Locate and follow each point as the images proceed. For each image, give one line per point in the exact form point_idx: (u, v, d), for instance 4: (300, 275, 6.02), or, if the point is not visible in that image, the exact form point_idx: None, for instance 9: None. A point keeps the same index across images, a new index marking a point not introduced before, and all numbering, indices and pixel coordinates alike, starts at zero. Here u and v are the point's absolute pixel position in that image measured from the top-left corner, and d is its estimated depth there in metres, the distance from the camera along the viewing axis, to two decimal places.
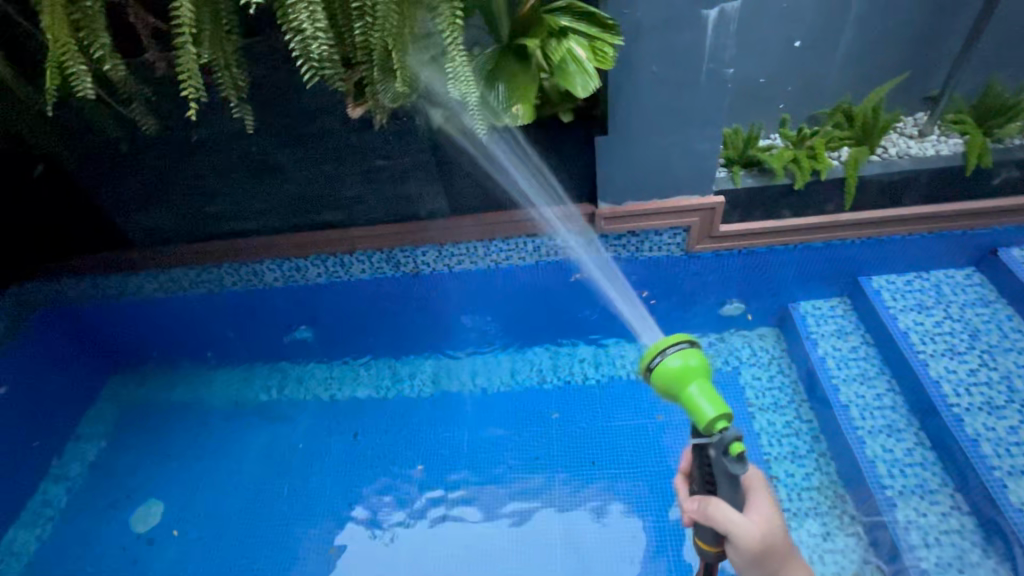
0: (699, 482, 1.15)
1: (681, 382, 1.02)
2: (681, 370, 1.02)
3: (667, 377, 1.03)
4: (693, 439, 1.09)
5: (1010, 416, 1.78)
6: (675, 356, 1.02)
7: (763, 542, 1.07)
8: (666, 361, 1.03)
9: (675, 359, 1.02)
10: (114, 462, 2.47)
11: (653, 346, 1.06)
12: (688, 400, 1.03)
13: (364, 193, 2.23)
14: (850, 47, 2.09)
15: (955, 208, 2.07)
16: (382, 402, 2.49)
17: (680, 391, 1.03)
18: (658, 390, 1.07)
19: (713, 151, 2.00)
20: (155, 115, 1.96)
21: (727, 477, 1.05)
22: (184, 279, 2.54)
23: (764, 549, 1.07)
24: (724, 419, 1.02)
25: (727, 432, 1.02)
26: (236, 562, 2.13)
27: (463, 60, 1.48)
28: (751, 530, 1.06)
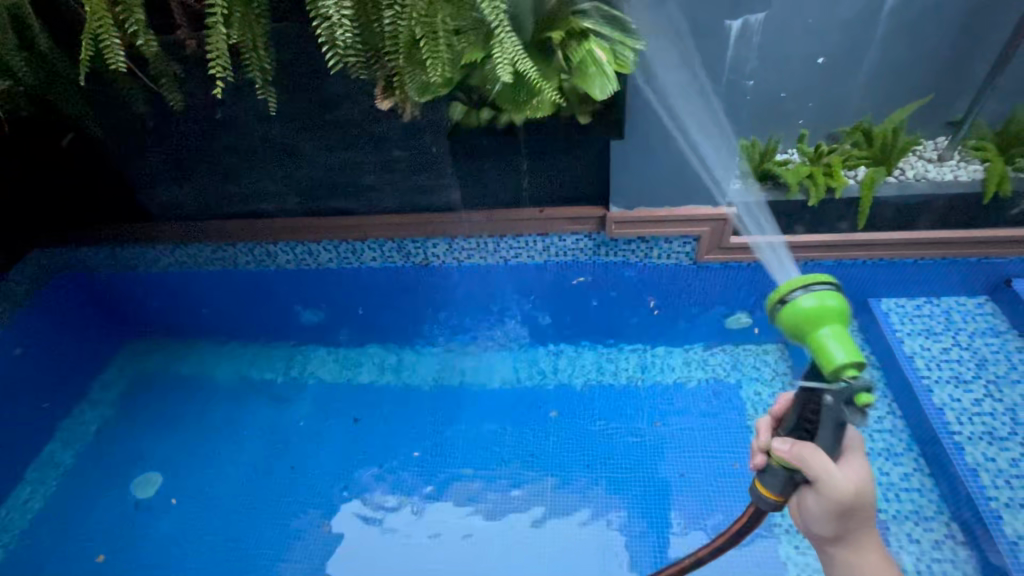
0: (790, 426, 0.97)
1: (815, 325, 0.84)
2: (818, 312, 0.83)
3: (801, 317, 0.84)
4: (808, 382, 0.91)
5: (1012, 448, 1.75)
6: (814, 298, 0.83)
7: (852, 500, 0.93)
8: (804, 301, 0.83)
9: (812, 299, 0.83)
10: (120, 427, 2.53)
11: (793, 281, 0.86)
12: (817, 345, 0.84)
13: (379, 182, 2.26)
14: (874, 67, 2.08)
15: (970, 235, 2.05)
16: (383, 390, 2.52)
17: (810, 333, 0.85)
18: (784, 328, 0.88)
19: (728, 161, 2.01)
20: (182, 93, 2.01)
21: (839, 429, 0.88)
22: (199, 255, 2.60)
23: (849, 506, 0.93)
24: (857, 367, 0.83)
25: (856, 381, 0.84)
26: (230, 535, 2.17)
27: (512, 44, 1.39)
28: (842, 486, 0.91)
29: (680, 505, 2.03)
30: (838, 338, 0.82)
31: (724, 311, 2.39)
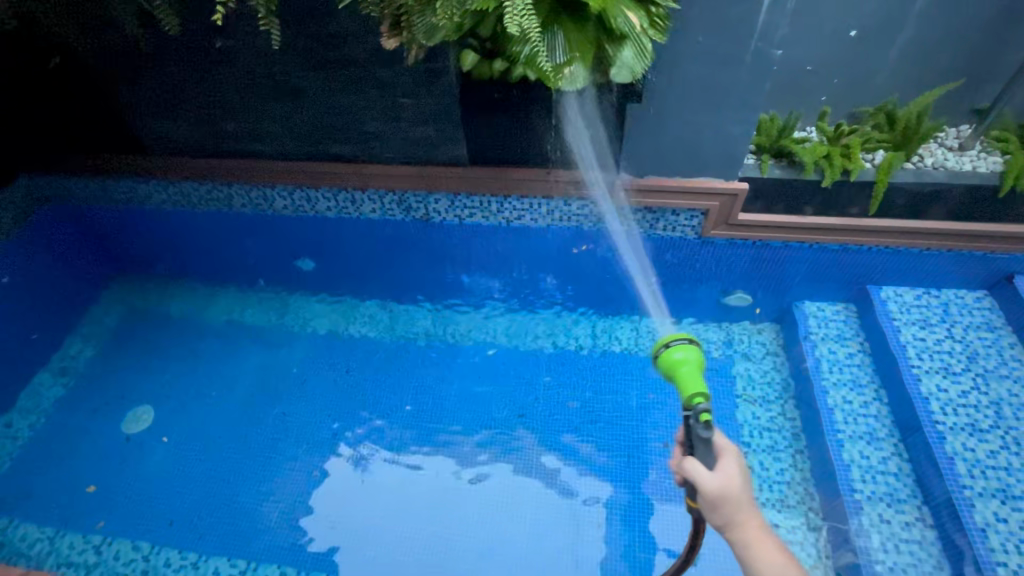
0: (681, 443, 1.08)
1: (677, 371, 1.05)
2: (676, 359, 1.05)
3: (667, 363, 1.06)
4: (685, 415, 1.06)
5: (992, 439, 1.79)
6: (681, 348, 1.05)
7: (723, 500, 0.99)
8: (672, 349, 1.06)
9: (677, 351, 1.05)
10: (111, 362, 2.53)
11: (667, 336, 1.09)
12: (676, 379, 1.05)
13: (382, 130, 2.17)
14: (908, 44, 1.99)
15: (979, 228, 2.03)
16: (376, 342, 2.52)
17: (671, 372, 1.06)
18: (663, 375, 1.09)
19: (744, 135, 1.91)
20: (178, 18, 1.90)
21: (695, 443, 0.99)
22: (193, 193, 2.53)
23: (723, 503, 0.99)
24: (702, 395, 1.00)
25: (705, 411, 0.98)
26: (220, 474, 2.21)
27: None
28: (710, 487, 0.98)
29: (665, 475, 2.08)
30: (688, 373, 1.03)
31: (722, 288, 2.38)
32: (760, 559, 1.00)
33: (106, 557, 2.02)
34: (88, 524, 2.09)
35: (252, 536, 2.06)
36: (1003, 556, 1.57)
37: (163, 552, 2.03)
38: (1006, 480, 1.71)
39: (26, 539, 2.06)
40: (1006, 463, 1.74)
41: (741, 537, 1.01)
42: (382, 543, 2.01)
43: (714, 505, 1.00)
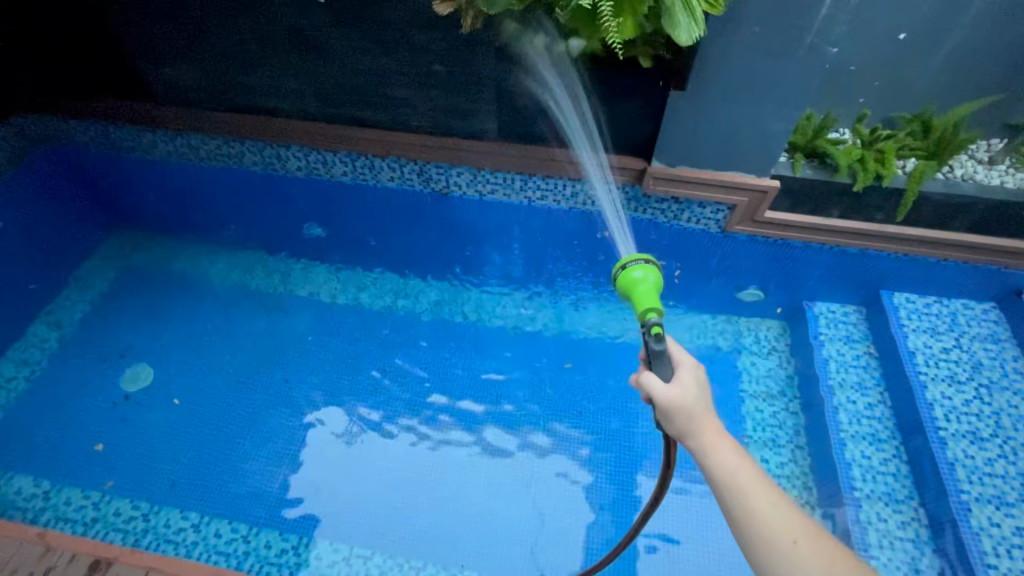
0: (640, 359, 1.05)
1: (634, 289, 1.07)
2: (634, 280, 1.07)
3: (624, 281, 1.09)
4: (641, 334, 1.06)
5: (991, 448, 1.86)
6: (639, 267, 1.08)
7: (672, 408, 0.95)
8: (629, 269, 1.09)
9: (638, 271, 1.07)
10: (108, 317, 2.45)
11: (626, 258, 1.11)
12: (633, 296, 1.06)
13: (410, 96, 2.09)
14: (954, 52, 1.98)
15: (998, 243, 2.07)
16: (386, 314, 2.48)
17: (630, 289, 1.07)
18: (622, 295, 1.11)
19: (783, 132, 1.89)
20: None
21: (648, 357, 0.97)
22: (201, 147, 2.42)
23: (674, 410, 0.95)
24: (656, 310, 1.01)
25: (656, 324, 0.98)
26: (225, 437, 2.18)
27: None
28: (663, 397, 0.94)
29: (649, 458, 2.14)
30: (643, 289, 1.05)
31: (736, 284, 2.39)
32: (718, 463, 0.93)
33: (105, 514, 1.98)
34: (97, 483, 2.05)
35: (253, 501, 2.04)
36: (995, 558, 1.65)
37: (165, 512, 2.00)
38: (1002, 488, 1.78)
39: (21, 493, 2.00)
40: (1003, 471, 1.82)
41: (697, 444, 0.95)
42: (383, 513, 2.02)
43: (665, 415, 0.96)
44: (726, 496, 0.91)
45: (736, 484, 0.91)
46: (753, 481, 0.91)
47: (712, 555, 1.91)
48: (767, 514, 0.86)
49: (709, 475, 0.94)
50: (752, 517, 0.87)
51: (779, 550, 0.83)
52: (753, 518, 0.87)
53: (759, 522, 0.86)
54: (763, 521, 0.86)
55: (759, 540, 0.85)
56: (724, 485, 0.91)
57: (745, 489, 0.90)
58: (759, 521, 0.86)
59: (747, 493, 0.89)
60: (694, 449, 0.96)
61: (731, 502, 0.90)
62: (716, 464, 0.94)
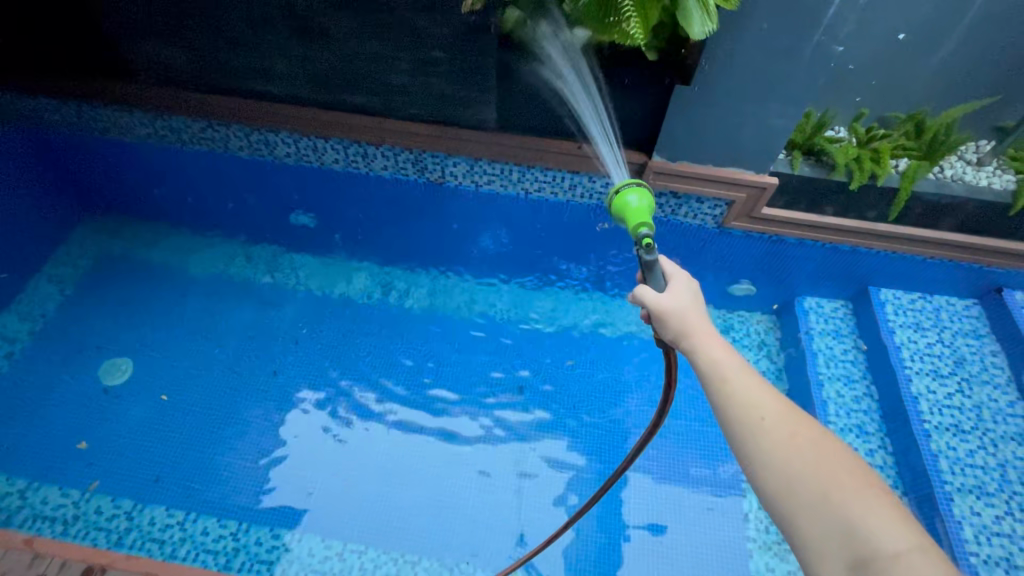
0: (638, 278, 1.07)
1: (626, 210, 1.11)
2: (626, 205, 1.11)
3: (619, 205, 1.12)
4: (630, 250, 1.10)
5: (972, 440, 1.94)
6: (632, 192, 1.11)
7: (663, 310, 0.97)
8: (622, 194, 1.12)
9: (632, 196, 1.11)
10: (84, 307, 2.34)
11: (619, 184, 1.15)
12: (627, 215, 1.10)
13: (409, 83, 2.02)
14: (950, 54, 2.02)
15: (984, 243, 2.13)
16: (379, 306, 2.43)
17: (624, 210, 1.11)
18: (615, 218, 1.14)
19: (785, 129, 1.90)
20: None
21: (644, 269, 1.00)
22: (184, 130, 2.30)
23: (664, 312, 0.96)
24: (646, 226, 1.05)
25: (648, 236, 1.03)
26: (212, 431, 2.11)
27: None
28: (656, 304, 0.97)
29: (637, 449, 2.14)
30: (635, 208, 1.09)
31: (730, 278, 2.41)
32: (707, 358, 0.93)
33: (86, 512, 1.90)
34: (81, 482, 1.96)
35: (241, 497, 1.98)
36: (975, 546, 1.72)
37: (148, 510, 1.92)
38: (982, 478, 1.86)
39: None
40: (983, 462, 1.89)
41: (687, 343, 0.96)
42: (377, 506, 1.99)
43: (656, 317, 0.97)
44: (714, 390, 0.90)
45: (720, 374, 0.91)
46: (740, 375, 0.90)
47: (699, 543, 1.95)
48: (750, 404, 0.86)
49: (698, 372, 0.94)
50: (735, 407, 0.86)
51: (763, 437, 0.82)
52: (736, 407, 0.86)
53: (740, 412, 0.85)
54: (744, 409, 0.85)
55: (743, 431, 0.84)
56: (710, 378, 0.91)
57: (729, 378, 0.90)
58: (742, 410, 0.85)
59: (732, 382, 0.89)
60: (684, 350, 0.96)
61: (716, 394, 0.90)
62: (705, 359, 0.93)
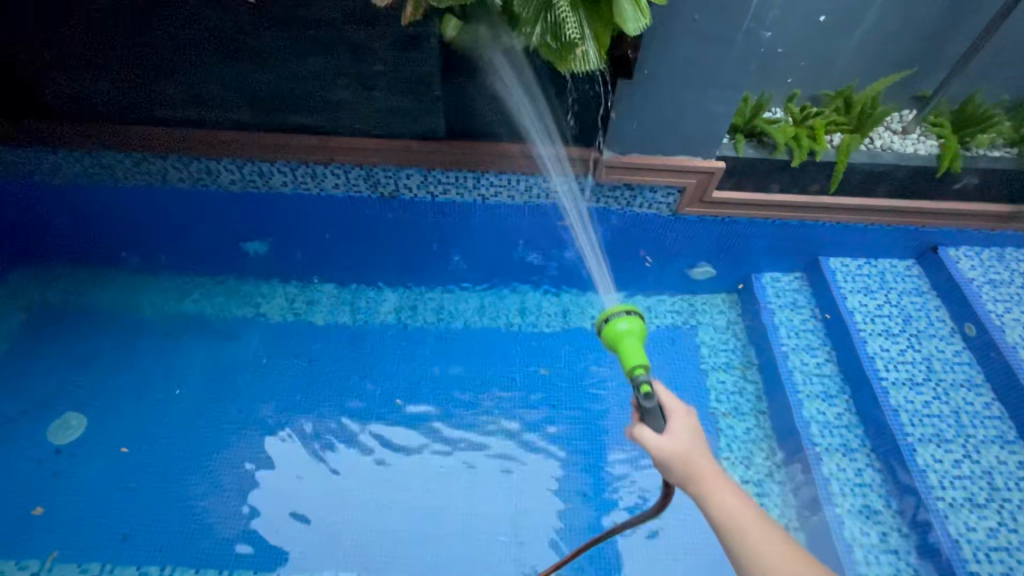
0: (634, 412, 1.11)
1: (620, 339, 1.10)
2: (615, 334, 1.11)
3: (610, 334, 1.11)
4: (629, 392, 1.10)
5: (926, 391, 2.05)
6: (622, 319, 1.11)
7: (668, 457, 1.03)
8: (612, 321, 1.11)
9: (624, 323, 1.10)
10: (21, 366, 2.18)
11: (608, 310, 1.14)
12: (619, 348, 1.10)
13: (353, 100, 1.99)
14: (867, 32, 2.16)
15: (917, 205, 2.27)
16: (344, 328, 2.37)
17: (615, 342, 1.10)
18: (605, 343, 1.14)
19: (726, 115, 1.97)
20: None
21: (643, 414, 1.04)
22: (118, 167, 2.19)
23: (671, 459, 1.03)
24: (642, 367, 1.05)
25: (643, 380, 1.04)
26: (179, 478, 2.00)
27: None
28: (659, 449, 1.03)
29: (617, 440, 2.17)
30: (630, 344, 1.09)
31: (690, 262, 2.45)
32: (720, 505, 1.01)
33: None
34: (40, 551, 1.82)
35: (217, 542, 1.89)
36: (941, 492, 1.84)
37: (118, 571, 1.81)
38: (940, 426, 1.97)
39: None
40: (939, 411, 2.01)
41: (693, 486, 1.03)
42: (365, 532, 1.94)
43: (664, 465, 1.04)
44: (731, 540, 1.00)
45: (734, 519, 1.00)
46: (751, 521, 1.00)
47: (693, 528, 1.99)
48: (765, 550, 0.96)
49: (710, 519, 1.02)
50: (750, 554, 0.97)
51: None
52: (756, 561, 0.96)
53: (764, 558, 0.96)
54: (762, 557, 0.95)
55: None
56: (725, 527, 1.00)
57: (742, 525, 1.00)
58: (763, 557, 0.96)
59: (742, 526, 1.00)
60: (693, 492, 1.04)
61: (732, 539, 1.00)
62: (713, 504, 1.02)
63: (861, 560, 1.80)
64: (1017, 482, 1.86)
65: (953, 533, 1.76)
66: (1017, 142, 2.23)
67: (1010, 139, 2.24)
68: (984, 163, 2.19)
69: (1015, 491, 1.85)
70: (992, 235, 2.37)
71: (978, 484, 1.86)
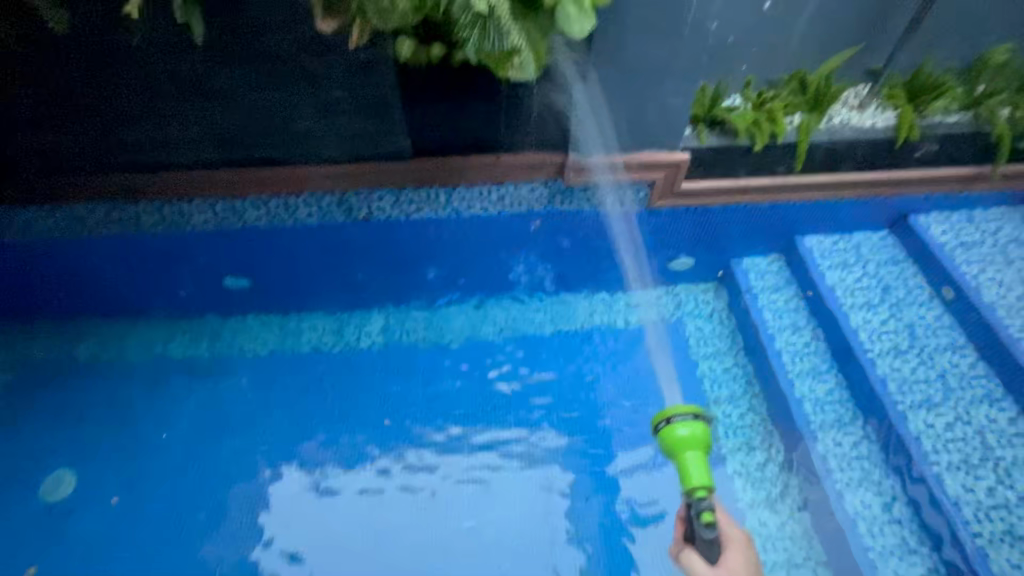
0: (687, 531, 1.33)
1: (680, 447, 1.28)
2: (679, 442, 1.28)
3: (672, 440, 1.29)
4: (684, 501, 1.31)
5: (911, 358, 2.07)
6: (683, 426, 1.28)
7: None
8: (674, 425, 1.30)
9: (684, 430, 1.28)
10: (9, 427, 2.16)
11: (671, 414, 1.32)
12: (682, 464, 1.28)
13: (317, 128, 2.01)
14: (813, 14, 2.21)
15: (882, 177, 2.31)
16: (331, 355, 2.36)
17: (679, 454, 1.28)
18: (665, 447, 1.33)
19: (685, 105, 2.01)
20: (68, 13, 1.64)
21: (699, 540, 1.24)
22: (91, 218, 2.19)
23: None
24: (705, 490, 1.25)
25: (703, 503, 1.25)
26: (176, 525, 1.98)
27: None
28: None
29: (615, 439, 2.17)
30: (695, 462, 1.26)
31: (669, 255, 2.46)
32: None
33: None
34: None
35: None
36: (936, 456, 1.85)
37: None
38: (928, 391, 1.99)
39: None
40: (926, 376, 2.03)
41: None
42: (371, 558, 1.92)
43: None
44: None
45: None
46: None
47: None
48: None
49: None
50: None
51: None
52: None
53: None
54: None
55: None
56: None
57: None
58: None
59: None
60: None
61: None
62: None
63: (865, 533, 1.80)
64: (1009, 440, 1.88)
65: (953, 496, 1.77)
66: (972, 105, 2.28)
67: (964, 103, 2.29)
68: (942, 129, 2.23)
69: (1008, 448, 1.87)
70: (960, 199, 2.41)
71: (971, 445, 1.87)
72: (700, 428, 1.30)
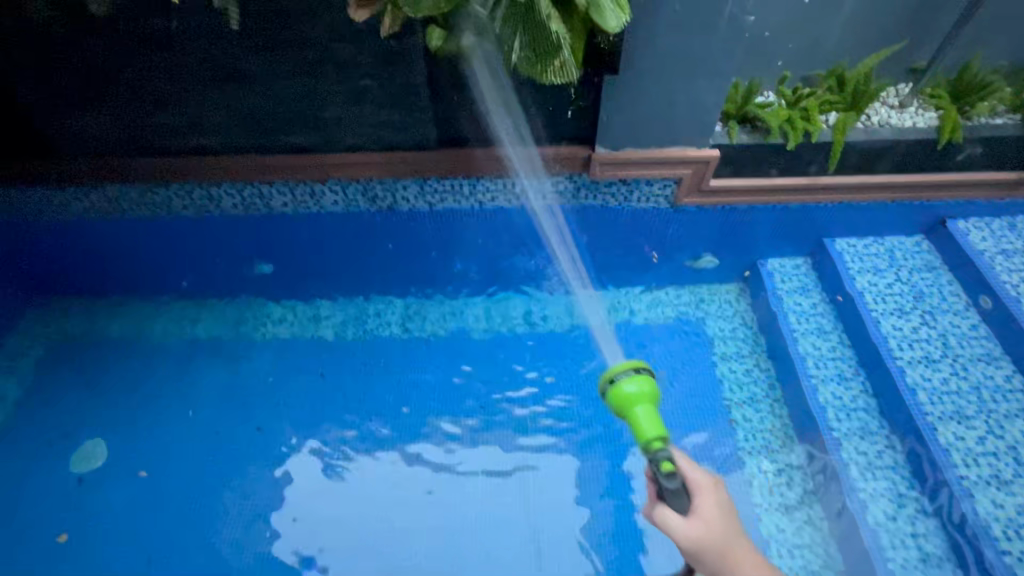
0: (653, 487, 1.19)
1: (629, 402, 1.18)
2: (626, 396, 1.18)
3: (618, 397, 1.19)
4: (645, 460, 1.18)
5: (943, 368, 2.01)
6: (628, 380, 1.19)
7: (695, 536, 1.10)
8: (618, 383, 1.20)
9: (630, 385, 1.18)
10: (44, 399, 2.24)
11: (613, 372, 1.23)
12: (633, 418, 1.17)
13: (345, 116, 2.01)
14: (854, 9, 2.14)
15: (920, 180, 2.23)
16: (352, 342, 2.39)
17: (629, 410, 1.18)
18: (614, 407, 1.22)
19: (716, 103, 1.97)
20: None
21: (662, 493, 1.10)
22: (125, 199, 2.24)
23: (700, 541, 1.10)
24: (659, 439, 1.13)
25: (659, 453, 1.11)
26: (198, 501, 2.03)
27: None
28: (685, 532, 1.10)
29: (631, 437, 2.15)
30: (644, 413, 1.16)
31: (693, 253, 2.43)
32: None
33: None
34: None
35: (240, 561, 1.92)
36: (966, 470, 1.79)
37: None
38: (960, 403, 1.92)
39: None
40: (958, 387, 1.96)
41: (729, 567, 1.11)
42: (385, 543, 1.95)
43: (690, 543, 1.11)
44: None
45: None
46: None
47: None
48: None
49: None
50: None
51: None
52: None
53: None
54: None
55: None
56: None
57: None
58: None
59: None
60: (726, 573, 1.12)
61: None
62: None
63: (887, 545, 1.76)
64: None
65: (983, 512, 1.71)
66: (1019, 107, 2.19)
67: (1012, 105, 2.19)
68: (986, 131, 2.15)
69: None
70: (1002, 205, 2.32)
71: (1004, 461, 1.81)
72: (643, 378, 1.21)
